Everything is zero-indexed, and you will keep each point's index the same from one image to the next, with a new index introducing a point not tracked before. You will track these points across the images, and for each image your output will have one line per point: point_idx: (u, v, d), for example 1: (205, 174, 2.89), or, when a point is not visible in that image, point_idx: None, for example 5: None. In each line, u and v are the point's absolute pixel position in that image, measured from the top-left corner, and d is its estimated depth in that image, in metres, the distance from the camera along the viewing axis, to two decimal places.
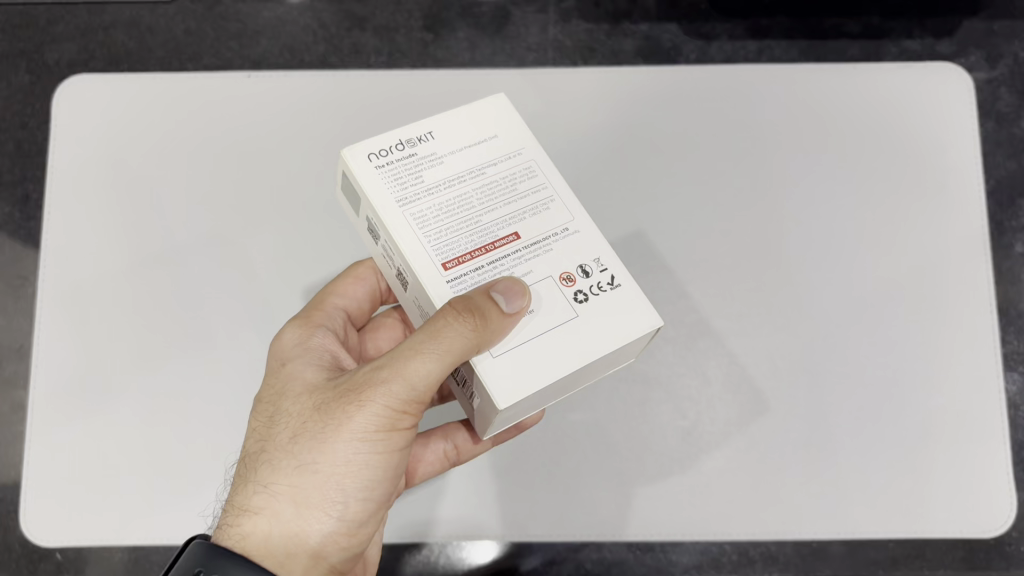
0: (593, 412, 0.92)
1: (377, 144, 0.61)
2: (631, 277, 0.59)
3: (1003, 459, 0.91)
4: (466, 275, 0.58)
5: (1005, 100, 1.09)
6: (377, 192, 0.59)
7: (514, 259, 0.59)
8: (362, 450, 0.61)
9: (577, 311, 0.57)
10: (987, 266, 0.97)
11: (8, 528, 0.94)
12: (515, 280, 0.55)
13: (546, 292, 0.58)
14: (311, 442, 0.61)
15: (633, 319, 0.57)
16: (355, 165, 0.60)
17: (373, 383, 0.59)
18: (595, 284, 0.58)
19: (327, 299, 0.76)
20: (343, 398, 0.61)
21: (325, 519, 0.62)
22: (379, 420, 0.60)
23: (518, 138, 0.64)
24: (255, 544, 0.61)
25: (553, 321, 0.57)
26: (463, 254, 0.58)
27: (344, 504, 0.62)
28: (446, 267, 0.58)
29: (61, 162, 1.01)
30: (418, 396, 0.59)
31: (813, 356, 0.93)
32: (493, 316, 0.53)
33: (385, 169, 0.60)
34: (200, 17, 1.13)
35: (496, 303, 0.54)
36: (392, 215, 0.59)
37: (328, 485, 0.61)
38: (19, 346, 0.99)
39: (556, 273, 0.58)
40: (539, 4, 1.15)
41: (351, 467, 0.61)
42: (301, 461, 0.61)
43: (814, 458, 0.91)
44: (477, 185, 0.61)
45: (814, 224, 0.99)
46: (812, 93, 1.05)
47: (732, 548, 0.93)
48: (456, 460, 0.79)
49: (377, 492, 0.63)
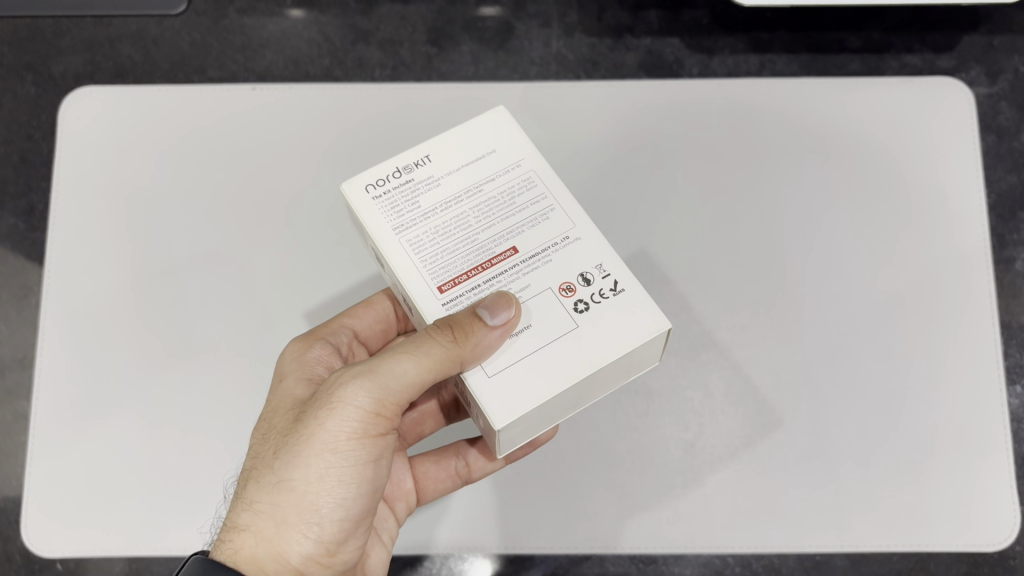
0: (598, 426, 0.92)
1: (373, 175, 0.62)
2: (634, 281, 0.60)
3: (1007, 471, 0.91)
4: (461, 297, 0.59)
5: (1006, 115, 1.08)
6: (373, 222, 0.60)
7: (511, 275, 0.59)
8: (336, 462, 0.61)
9: (577, 322, 0.58)
10: (988, 279, 0.98)
11: (7, 539, 0.93)
12: (500, 293, 0.56)
13: (545, 305, 0.58)
14: (287, 457, 0.62)
15: (639, 322, 0.58)
16: (353, 198, 0.61)
17: (344, 390, 0.61)
18: (597, 291, 0.59)
19: (337, 319, 0.78)
20: (319, 409, 0.61)
21: (304, 538, 0.62)
22: (353, 428, 0.61)
23: (517, 148, 0.64)
24: (242, 561, 0.62)
25: (552, 334, 0.58)
26: (459, 276, 0.59)
27: (321, 523, 0.62)
28: (441, 290, 0.59)
29: (66, 175, 1.02)
30: (392, 399, 0.61)
31: (812, 369, 0.94)
32: (473, 330, 0.54)
33: (382, 200, 0.61)
34: (206, 29, 1.13)
35: (478, 318, 0.55)
36: (389, 243, 0.60)
37: (304, 503, 0.61)
38: (21, 356, 0.99)
39: (555, 285, 0.59)
40: (543, 18, 1.14)
41: (325, 483, 0.61)
42: (279, 477, 0.62)
43: (815, 471, 0.91)
44: (474, 204, 0.62)
45: (815, 237, 0.99)
46: (810, 107, 1.05)
47: (735, 561, 0.92)
48: (468, 477, 0.80)
49: (354, 510, 0.63)
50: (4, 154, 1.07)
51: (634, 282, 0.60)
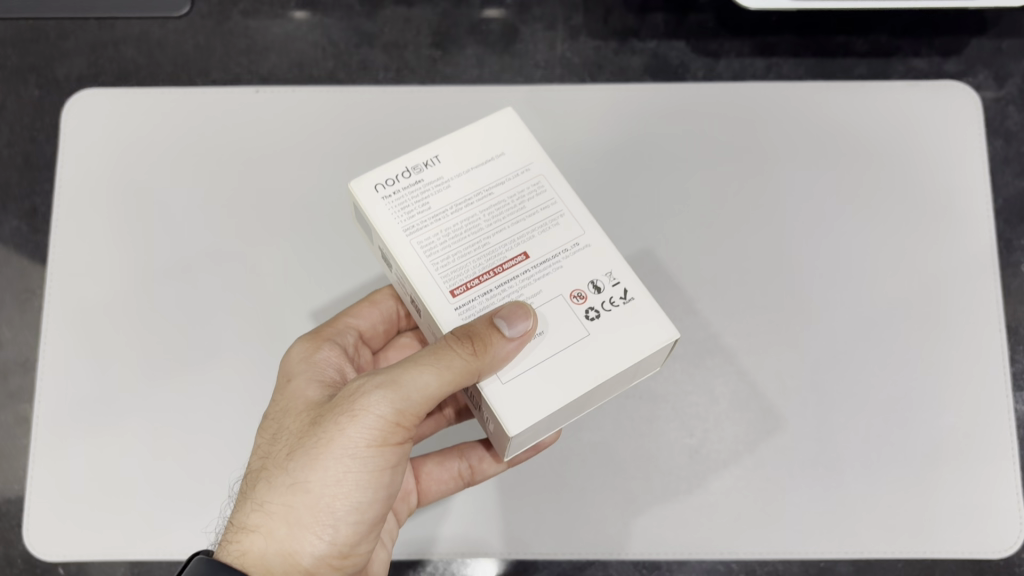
0: (601, 430, 0.92)
1: (381, 174, 0.62)
2: (644, 289, 0.59)
3: (1013, 478, 0.91)
4: (474, 302, 0.58)
5: (1014, 119, 1.08)
6: (384, 224, 0.60)
7: (523, 281, 0.59)
8: (353, 468, 0.61)
9: (589, 329, 0.58)
10: (996, 284, 0.97)
11: (9, 543, 0.93)
12: (519, 303, 0.56)
13: (556, 311, 0.58)
14: (302, 460, 0.61)
15: (649, 331, 0.58)
16: (361, 198, 0.61)
17: (365, 399, 0.60)
18: (607, 299, 0.59)
19: (341, 319, 0.77)
20: (337, 414, 0.61)
21: (317, 540, 0.62)
22: (372, 436, 0.61)
23: (525, 152, 0.63)
24: (251, 562, 0.61)
25: (564, 341, 0.57)
26: (471, 280, 0.59)
27: (335, 525, 0.62)
28: (454, 294, 0.59)
29: (70, 177, 1.02)
30: (412, 409, 0.60)
31: (819, 375, 0.93)
32: (493, 341, 0.54)
33: (391, 200, 0.61)
34: (209, 32, 1.12)
35: (497, 328, 0.54)
36: (399, 245, 0.59)
37: (319, 504, 0.61)
38: (23, 359, 0.98)
39: (566, 292, 0.59)
40: (548, 20, 1.14)
41: (341, 487, 0.61)
42: (294, 479, 0.62)
43: (821, 476, 0.90)
44: (485, 207, 0.61)
45: (823, 241, 0.99)
46: (819, 111, 1.04)
47: (740, 566, 0.91)
48: (470, 480, 0.80)
49: (368, 514, 0.63)
50: (7, 157, 1.07)
51: (644, 291, 0.59)
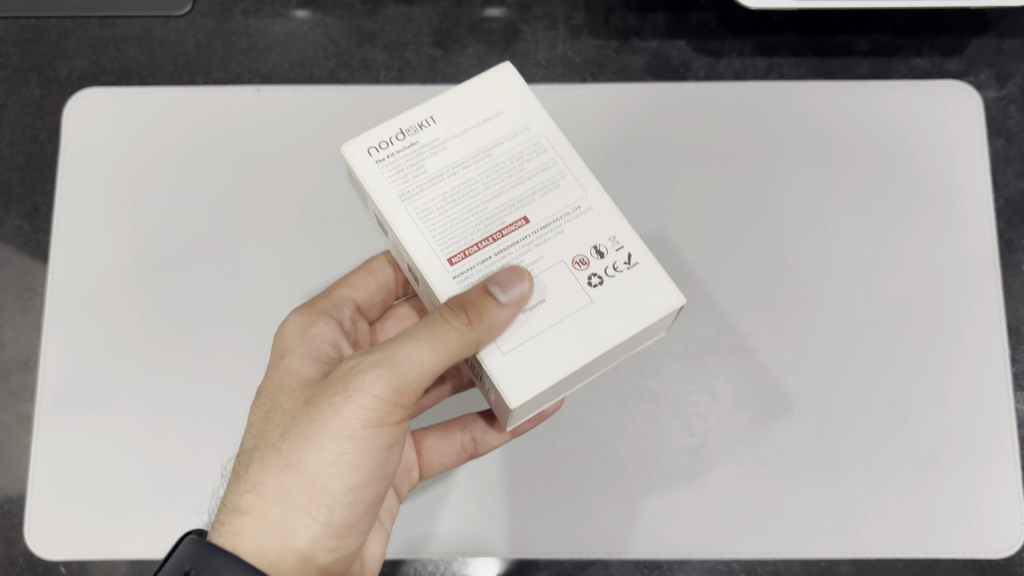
0: (602, 429, 0.92)
1: (376, 137, 0.61)
2: (648, 254, 0.59)
3: (1014, 479, 0.91)
4: (472, 269, 0.59)
5: (1015, 118, 1.07)
6: (379, 189, 0.60)
7: (523, 246, 0.59)
8: (348, 449, 0.61)
9: (592, 297, 0.58)
10: (997, 283, 0.97)
11: (11, 542, 0.93)
12: (517, 274, 0.56)
13: (558, 279, 0.58)
14: (297, 441, 0.62)
15: (654, 296, 0.58)
16: (355, 161, 0.60)
17: (360, 377, 0.60)
18: (610, 265, 0.59)
19: (338, 290, 0.77)
20: (332, 394, 0.61)
21: (312, 522, 0.62)
22: (367, 416, 0.61)
23: (524, 111, 0.63)
24: (245, 545, 0.61)
25: (567, 309, 0.57)
26: (469, 247, 0.59)
27: (331, 506, 0.62)
28: (451, 261, 0.59)
29: (70, 176, 1.02)
30: (408, 387, 0.60)
31: (821, 374, 0.93)
32: (489, 310, 0.54)
33: (385, 163, 0.60)
34: (211, 31, 1.12)
35: (492, 296, 0.54)
36: (395, 210, 0.59)
37: (314, 486, 0.62)
38: (25, 358, 0.99)
39: (568, 258, 0.59)
40: (549, 20, 1.14)
41: (336, 468, 0.62)
42: (288, 459, 0.62)
43: (822, 476, 0.90)
44: (482, 169, 0.61)
45: (824, 237, 0.99)
46: (821, 105, 1.04)
47: (740, 566, 0.91)
48: (473, 452, 0.80)
49: (363, 495, 0.64)
50: (9, 156, 1.07)
51: (647, 255, 0.59)
